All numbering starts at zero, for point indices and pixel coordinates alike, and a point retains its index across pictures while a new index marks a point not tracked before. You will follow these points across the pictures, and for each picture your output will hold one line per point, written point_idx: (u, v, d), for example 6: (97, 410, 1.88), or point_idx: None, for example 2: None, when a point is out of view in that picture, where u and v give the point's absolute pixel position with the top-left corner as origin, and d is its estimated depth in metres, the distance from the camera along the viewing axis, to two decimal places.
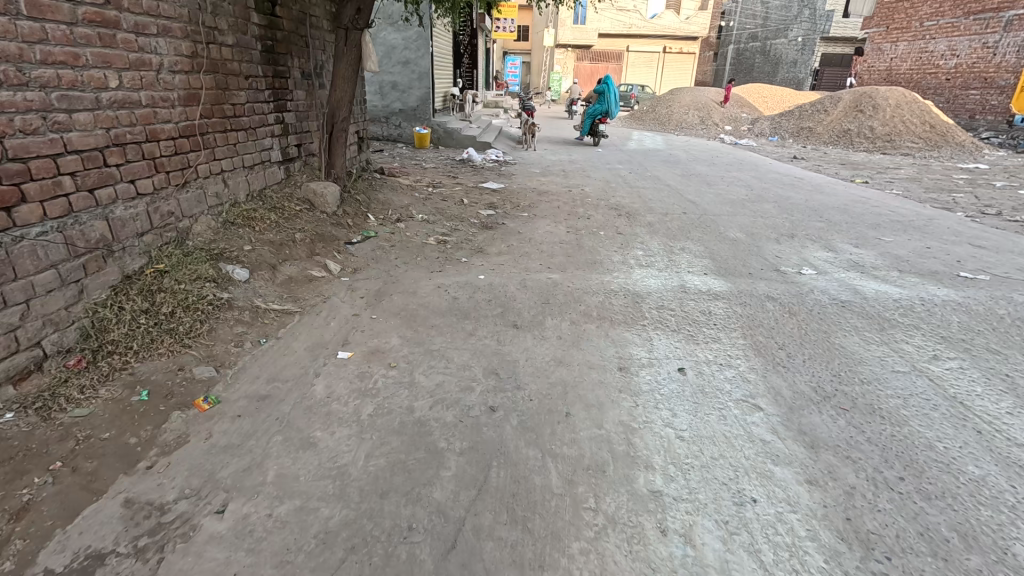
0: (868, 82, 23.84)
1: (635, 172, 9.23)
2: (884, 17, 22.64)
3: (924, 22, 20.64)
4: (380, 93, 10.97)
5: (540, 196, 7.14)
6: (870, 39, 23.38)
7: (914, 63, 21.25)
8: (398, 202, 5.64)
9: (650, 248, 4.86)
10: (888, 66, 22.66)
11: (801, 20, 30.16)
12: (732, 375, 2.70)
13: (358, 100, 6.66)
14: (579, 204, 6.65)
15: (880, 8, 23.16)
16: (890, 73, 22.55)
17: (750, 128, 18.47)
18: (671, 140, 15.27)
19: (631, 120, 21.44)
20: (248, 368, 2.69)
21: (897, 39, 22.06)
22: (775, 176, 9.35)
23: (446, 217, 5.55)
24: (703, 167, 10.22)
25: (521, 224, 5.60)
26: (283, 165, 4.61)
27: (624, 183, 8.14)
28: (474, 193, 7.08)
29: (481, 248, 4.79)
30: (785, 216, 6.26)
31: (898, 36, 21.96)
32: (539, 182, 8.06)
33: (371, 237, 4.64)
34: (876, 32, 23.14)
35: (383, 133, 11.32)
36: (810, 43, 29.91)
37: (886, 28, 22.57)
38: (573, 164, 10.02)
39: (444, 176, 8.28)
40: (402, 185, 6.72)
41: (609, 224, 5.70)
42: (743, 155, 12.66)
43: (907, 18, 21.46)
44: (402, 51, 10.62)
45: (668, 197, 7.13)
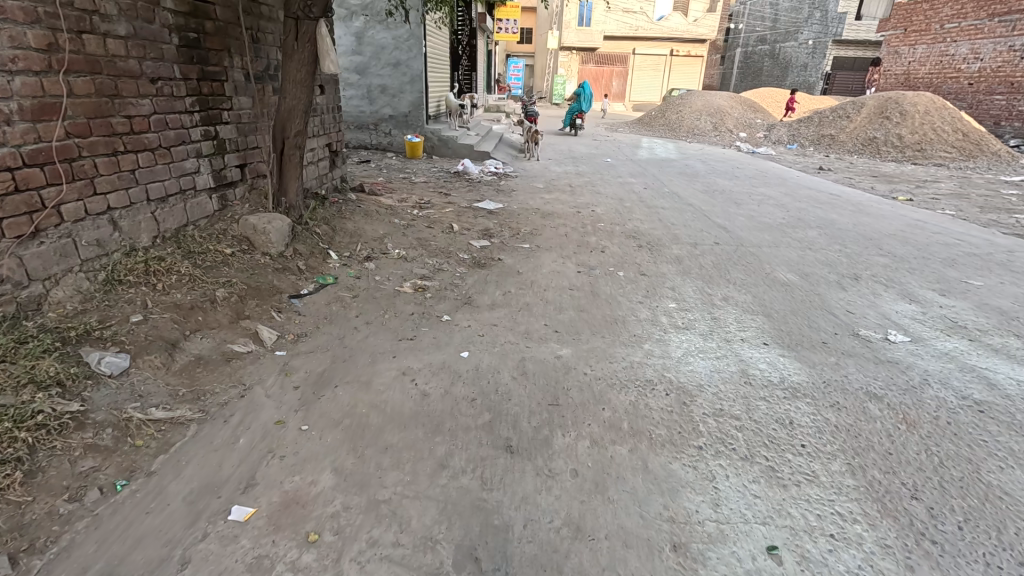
0: (885, 87, 22.78)
1: (651, 187, 8.23)
2: (903, 19, 21.62)
3: (945, 24, 19.59)
4: (367, 97, 9.97)
5: (544, 219, 6.12)
6: (887, 42, 22.33)
7: (934, 67, 20.20)
8: (372, 233, 4.62)
9: (684, 298, 3.84)
10: (907, 70, 21.60)
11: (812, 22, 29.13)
12: (858, 568, 1.66)
13: (332, 106, 5.64)
14: (589, 231, 5.63)
15: (898, 9, 22.11)
16: (908, 76, 21.49)
17: (766, 134, 17.43)
18: (684, 148, 14.27)
19: (639, 126, 20.41)
20: (74, 549, 1.66)
21: (916, 42, 21.02)
22: (808, 192, 8.32)
23: (430, 252, 4.54)
24: (726, 181, 9.20)
25: (522, 261, 4.58)
26: (215, 192, 3.60)
27: (640, 203, 7.12)
28: (467, 216, 6.05)
29: (470, 298, 3.77)
30: (837, 247, 5.24)
31: (917, 39, 20.89)
32: (543, 201, 7.04)
33: (329, 285, 3.63)
34: (894, 35, 22.08)
35: (372, 142, 10.31)
36: (820, 47, 28.63)
37: (904, 30, 21.53)
38: (581, 178, 9.02)
39: (435, 193, 7.27)
40: (382, 207, 5.70)
41: (628, 260, 4.68)
42: (764, 166, 11.64)
43: (927, 19, 20.42)
44: (392, 51, 9.63)
45: (694, 222, 6.11)
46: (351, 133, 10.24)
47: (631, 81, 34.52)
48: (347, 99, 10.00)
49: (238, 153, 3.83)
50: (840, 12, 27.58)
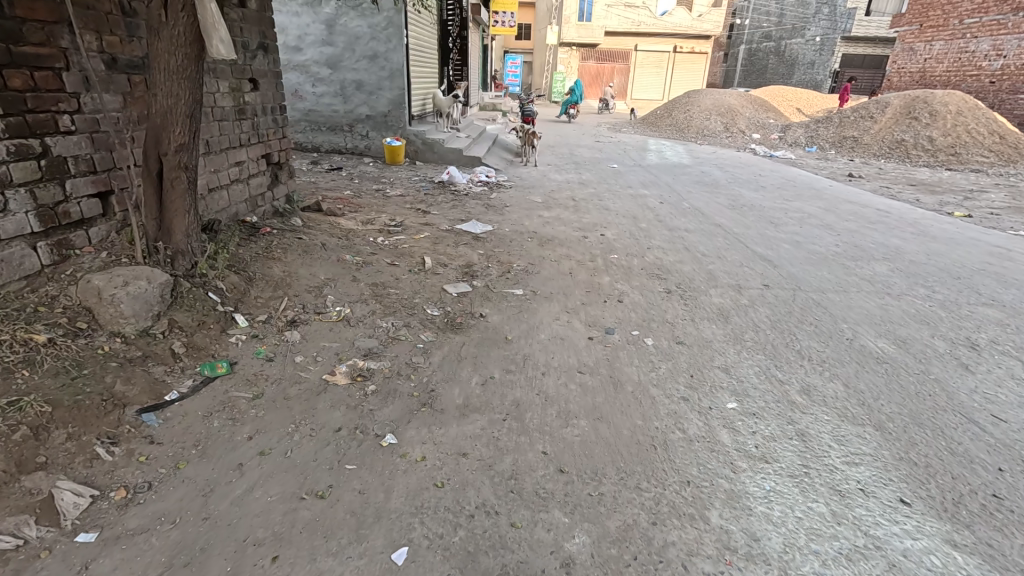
0: (901, 85, 21.57)
1: (667, 202, 7.04)
2: (919, 14, 20.49)
3: (965, 18, 18.42)
4: (341, 94, 8.73)
5: (542, 248, 4.91)
6: (901, 39, 21.17)
7: (953, 64, 18.98)
8: (307, 280, 3.39)
9: (746, 390, 2.64)
10: (923, 68, 20.40)
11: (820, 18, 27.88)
12: None
13: (271, 105, 4.38)
14: (600, 266, 4.42)
15: (913, 4, 20.96)
16: (924, 74, 20.28)
17: (781, 136, 16.22)
18: (695, 151, 13.07)
19: (643, 125, 19.17)
20: None
21: (932, 38, 19.85)
22: (851, 207, 7.11)
23: (387, 307, 3.32)
24: (751, 192, 8.01)
25: (513, 318, 3.37)
26: (45, 241, 2.39)
27: (659, 223, 5.91)
28: (446, 245, 4.84)
29: (432, 392, 2.55)
30: (922, 292, 4.04)
31: (935, 35, 19.71)
32: (541, 222, 5.83)
33: (218, 378, 2.41)
34: (909, 31, 20.90)
35: (348, 145, 9.06)
36: (829, 43, 27.38)
37: (921, 26, 20.35)
38: (585, 189, 7.81)
39: (412, 211, 6.05)
40: (336, 235, 4.47)
41: (655, 315, 3.47)
42: (789, 173, 10.46)
43: (945, 14, 19.25)
44: (368, 41, 8.40)
45: (729, 252, 4.91)
46: (322, 135, 8.98)
47: (633, 78, 33.28)
48: (318, 96, 8.75)
49: (93, 177, 2.60)
50: (850, 8, 25.99)
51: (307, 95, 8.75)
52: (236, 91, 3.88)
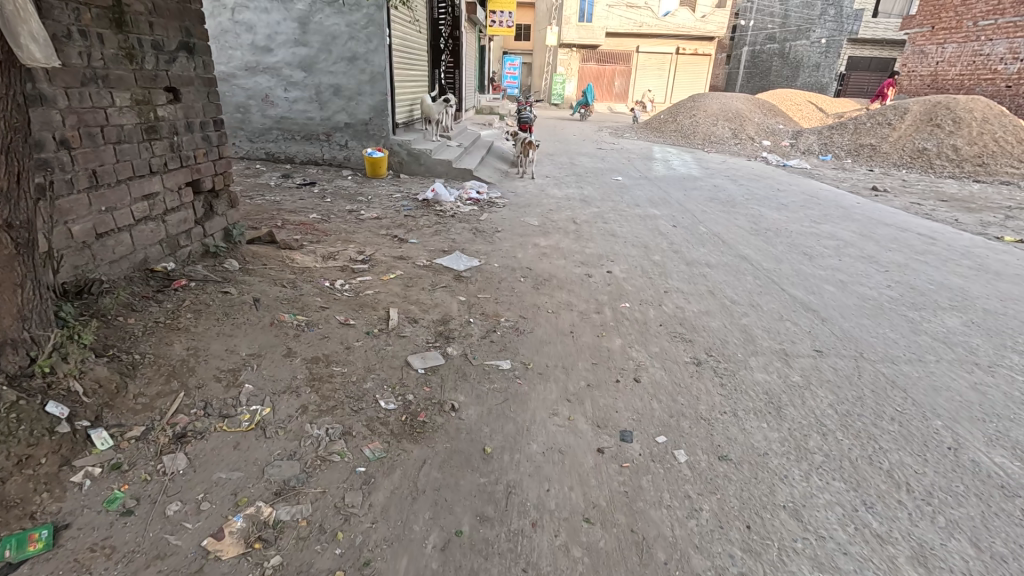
0: (912, 89, 20.74)
1: (681, 225, 6.19)
2: (930, 16, 19.73)
3: (978, 20, 17.62)
4: (316, 100, 7.87)
5: (537, 292, 4.05)
6: (911, 41, 20.36)
7: (966, 67, 18.12)
8: (219, 361, 2.52)
9: (834, 559, 1.78)
10: (935, 71, 19.55)
11: (825, 19, 26.98)
12: None
13: (199, 121, 3.53)
14: (608, 321, 3.57)
15: (925, 6, 20.19)
16: (936, 78, 19.44)
17: (793, 143, 15.40)
18: (704, 160, 12.25)
19: (647, 131, 18.33)
20: None
21: (945, 40, 19.05)
22: (889, 231, 6.27)
23: (324, 400, 2.45)
24: (773, 211, 7.18)
25: (496, 412, 2.52)
26: None
27: (674, 255, 5.06)
28: (422, 289, 3.98)
29: (366, 569, 1.69)
30: (1019, 361, 3.18)
31: (947, 37, 18.92)
32: (536, 254, 4.99)
33: (24, 564, 1.56)
34: (920, 33, 20.13)
35: (325, 156, 8.20)
36: (834, 46, 26.52)
37: (932, 28, 19.58)
38: (588, 208, 6.97)
39: (388, 239, 5.20)
40: (282, 281, 3.60)
41: (685, 406, 2.61)
42: (808, 186, 9.64)
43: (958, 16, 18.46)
44: (345, 41, 7.54)
45: (763, 297, 4.06)
46: (296, 144, 8.12)
47: (635, 81, 32.48)
48: (291, 102, 7.88)
49: None
50: (857, 9, 25.38)
51: (278, 101, 7.87)
52: (142, 104, 3.02)
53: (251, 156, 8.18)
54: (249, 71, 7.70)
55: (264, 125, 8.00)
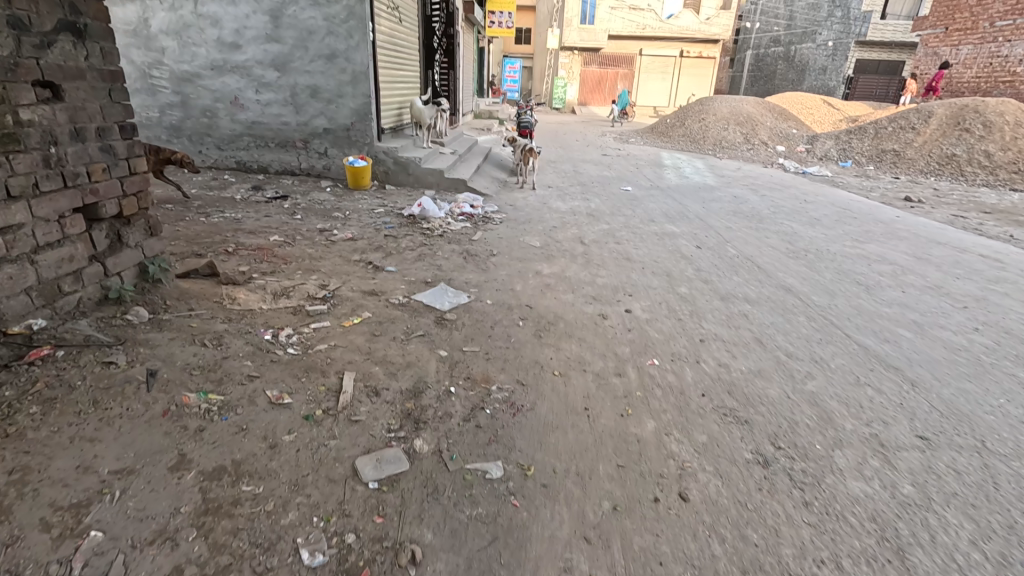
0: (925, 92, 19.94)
1: (705, 246, 5.34)
2: (944, 16, 18.96)
3: (995, 21, 16.78)
4: (291, 103, 7.05)
5: (539, 341, 3.20)
6: (924, 42, 19.59)
7: (983, 69, 17.26)
8: (55, 491, 1.70)
9: None
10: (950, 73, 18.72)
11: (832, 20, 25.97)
12: None
13: (95, 126, 2.69)
14: (633, 388, 2.71)
15: (939, 6, 19.42)
16: (952, 81, 18.60)
17: (808, 149, 14.58)
18: (717, 168, 11.43)
19: (653, 136, 17.50)
20: None
21: (959, 42, 18.27)
22: (946, 252, 5.42)
23: (212, 557, 1.59)
24: (806, 227, 6.33)
25: (477, 569, 1.66)
26: None
27: (704, 286, 4.21)
28: (392, 340, 3.13)
29: None
30: None
31: (962, 39, 18.12)
32: (538, 285, 4.14)
33: None
34: (934, 34, 19.37)
35: (302, 165, 7.37)
36: (842, 48, 25.73)
37: (946, 29, 18.82)
38: (596, 225, 6.13)
39: (360, 268, 4.35)
40: (204, 336, 2.74)
41: (762, 551, 1.75)
42: (835, 196, 8.80)
43: (972, 16, 17.71)
44: (323, 37, 6.73)
45: (826, 348, 3.21)
46: (270, 152, 7.29)
47: (637, 84, 31.70)
48: (263, 105, 7.05)
49: None
50: (865, 10, 24.63)
51: (249, 104, 7.03)
52: None
53: (220, 166, 7.35)
54: (215, 70, 6.86)
55: (233, 131, 7.16)
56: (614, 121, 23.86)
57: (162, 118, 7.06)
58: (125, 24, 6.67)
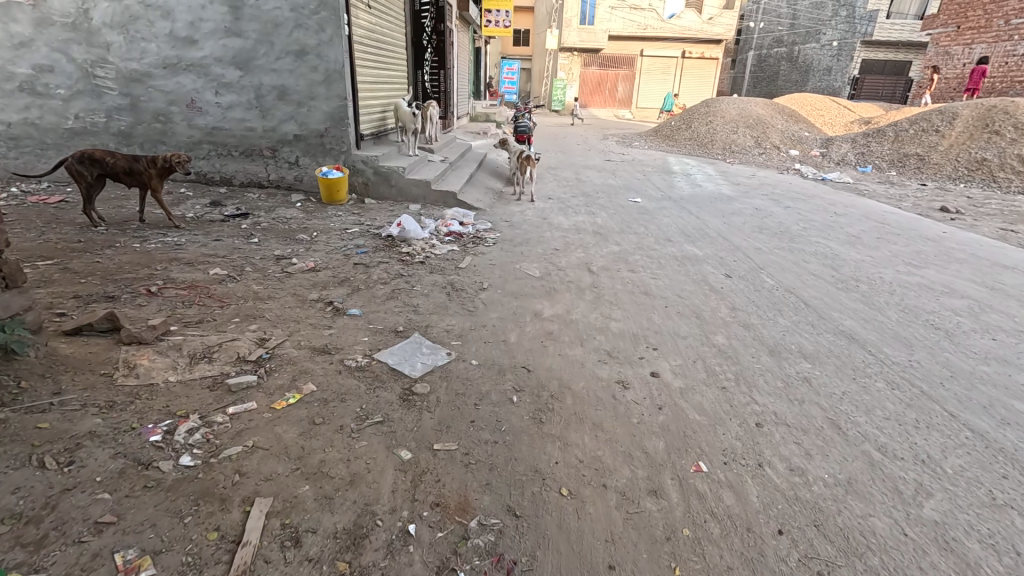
0: (936, 93, 19.20)
1: (736, 275, 4.49)
2: (956, 14, 18.16)
3: (1011, 18, 15.93)
4: (256, 106, 6.21)
5: (540, 430, 2.35)
6: (935, 41, 18.80)
7: (998, 69, 16.43)
8: None
9: None
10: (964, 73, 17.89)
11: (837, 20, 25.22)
12: None
13: None
14: (677, 522, 1.86)
15: (951, 4, 18.61)
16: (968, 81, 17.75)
17: (824, 153, 13.75)
18: (731, 175, 10.60)
19: (658, 139, 16.65)
20: None
21: (973, 41, 17.44)
22: (1020, 281, 4.57)
23: None
24: (846, 248, 5.49)
25: None
26: None
27: (745, 335, 3.36)
28: (337, 433, 2.28)
29: None
30: None
31: (976, 38, 17.30)
32: (538, 335, 3.29)
33: None
34: (946, 33, 18.58)
35: (270, 176, 6.52)
36: (847, 49, 24.84)
37: (958, 27, 18.03)
38: (605, 246, 5.29)
39: (316, 311, 3.50)
40: (53, 446, 1.89)
41: None
42: (865, 207, 7.95)
43: (985, 14, 16.93)
44: (291, 30, 5.90)
45: (930, 439, 2.36)
46: (234, 162, 6.44)
47: (638, 85, 30.87)
48: (224, 109, 6.20)
49: None
50: (871, 9, 23.79)
51: (207, 107, 6.18)
52: None
53: (177, 177, 6.49)
54: (168, 68, 6.02)
55: (191, 138, 6.31)
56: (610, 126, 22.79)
57: (109, 124, 6.19)
58: (62, 16, 5.79)
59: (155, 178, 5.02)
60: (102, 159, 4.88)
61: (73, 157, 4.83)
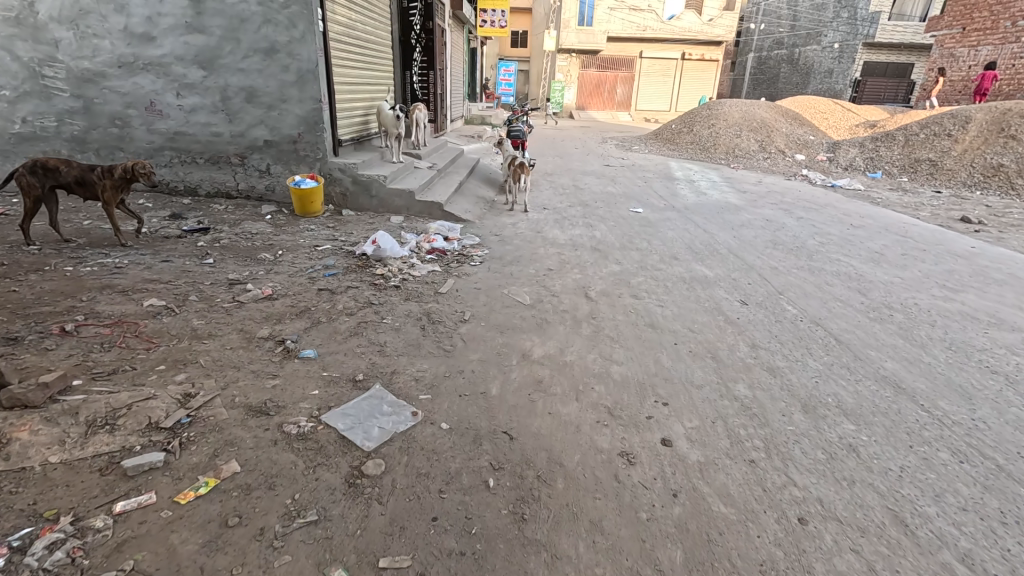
0: (942, 95, 18.73)
1: (752, 303, 3.97)
2: (960, 16, 17.72)
3: (1018, 20, 15.46)
4: (222, 108, 5.67)
5: (521, 534, 1.81)
6: (938, 43, 18.33)
7: (1006, 71, 15.95)
8: None
9: None
10: (970, 75, 17.41)
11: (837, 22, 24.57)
12: None
13: None
14: None
15: (955, 5, 18.12)
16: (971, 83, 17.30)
17: (831, 158, 13.25)
18: (736, 181, 10.08)
19: (659, 143, 16.16)
20: None
21: (978, 43, 16.98)
22: None
23: None
24: (871, 267, 4.96)
25: None
26: None
27: (770, 384, 2.84)
28: (254, 542, 1.73)
29: None
30: None
31: (981, 39, 16.83)
32: (524, 385, 2.76)
33: None
34: (950, 34, 18.10)
35: (239, 185, 5.98)
36: (848, 51, 24.35)
37: (963, 29, 17.56)
38: (604, 266, 4.76)
39: (262, 353, 2.96)
40: None
41: None
42: (882, 217, 7.43)
43: (991, 15, 16.49)
44: (258, 26, 5.38)
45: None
46: (199, 170, 5.90)
47: (638, 88, 30.39)
48: (187, 112, 5.66)
49: None
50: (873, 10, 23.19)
51: (169, 110, 5.65)
52: None
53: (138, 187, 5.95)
54: (124, 68, 5.48)
55: (151, 144, 5.77)
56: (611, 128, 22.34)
57: (60, 128, 5.64)
58: (4, 9, 5.25)
59: (110, 189, 4.44)
60: (54, 167, 4.33)
61: (22, 169, 4.28)
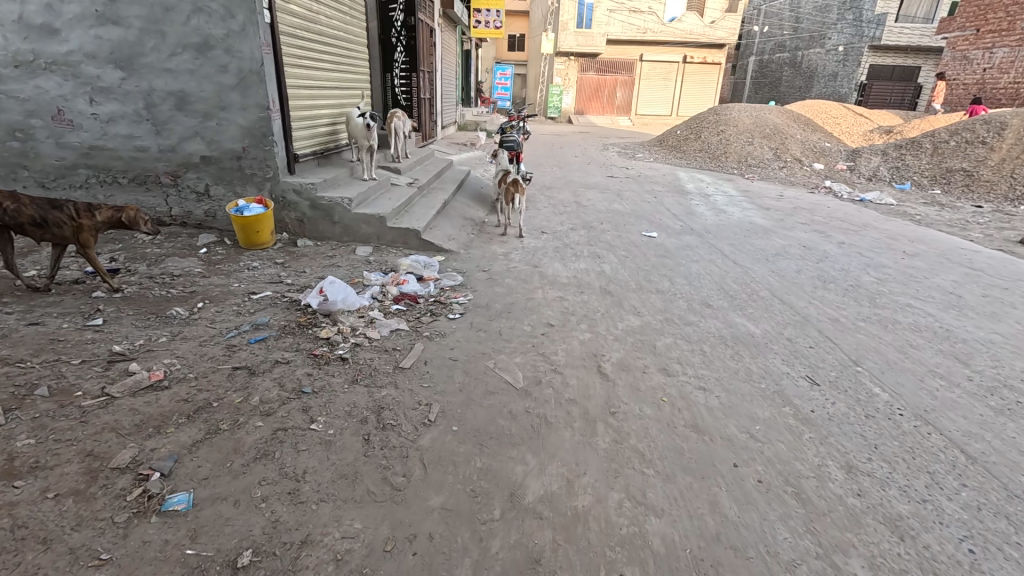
0: (954, 100, 17.55)
1: (824, 383, 2.93)
2: (973, 17, 16.70)
3: None
4: (148, 117, 4.63)
5: None
6: (950, 45, 17.30)
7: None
8: None
9: None
10: (981, 79, 16.38)
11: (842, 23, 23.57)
12: None
13: None
14: None
15: (967, 6, 16.98)
16: (984, 86, 16.28)
17: (851, 167, 12.25)
18: (755, 196, 9.06)
19: (664, 151, 15.15)
20: None
21: (992, 45, 15.97)
22: None
23: None
24: (958, 318, 3.92)
25: None
26: None
27: (901, 559, 1.80)
28: None
29: None
30: None
31: (996, 41, 15.81)
32: (512, 572, 1.71)
33: None
34: (963, 37, 17.04)
35: (173, 210, 4.93)
36: (853, 54, 23.02)
37: (977, 31, 16.54)
38: (620, 319, 3.73)
39: (103, 504, 1.90)
40: None
41: None
42: (935, 240, 6.40)
43: (1008, 17, 15.44)
44: (187, 15, 4.35)
45: None
46: (123, 192, 4.85)
47: (638, 92, 29.43)
48: (103, 122, 4.62)
49: None
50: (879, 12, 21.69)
51: (81, 120, 4.61)
52: None
53: None
54: (22, 67, 4.45)
55: (62, 161, 4.73)
56: (612, 134, 21.31)
57: None
58: None
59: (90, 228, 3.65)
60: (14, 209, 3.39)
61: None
